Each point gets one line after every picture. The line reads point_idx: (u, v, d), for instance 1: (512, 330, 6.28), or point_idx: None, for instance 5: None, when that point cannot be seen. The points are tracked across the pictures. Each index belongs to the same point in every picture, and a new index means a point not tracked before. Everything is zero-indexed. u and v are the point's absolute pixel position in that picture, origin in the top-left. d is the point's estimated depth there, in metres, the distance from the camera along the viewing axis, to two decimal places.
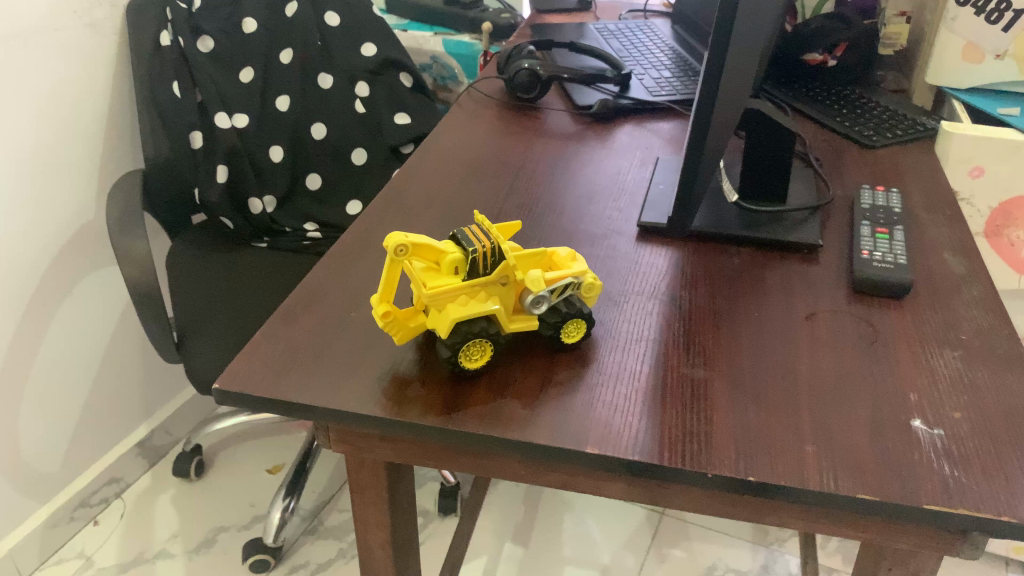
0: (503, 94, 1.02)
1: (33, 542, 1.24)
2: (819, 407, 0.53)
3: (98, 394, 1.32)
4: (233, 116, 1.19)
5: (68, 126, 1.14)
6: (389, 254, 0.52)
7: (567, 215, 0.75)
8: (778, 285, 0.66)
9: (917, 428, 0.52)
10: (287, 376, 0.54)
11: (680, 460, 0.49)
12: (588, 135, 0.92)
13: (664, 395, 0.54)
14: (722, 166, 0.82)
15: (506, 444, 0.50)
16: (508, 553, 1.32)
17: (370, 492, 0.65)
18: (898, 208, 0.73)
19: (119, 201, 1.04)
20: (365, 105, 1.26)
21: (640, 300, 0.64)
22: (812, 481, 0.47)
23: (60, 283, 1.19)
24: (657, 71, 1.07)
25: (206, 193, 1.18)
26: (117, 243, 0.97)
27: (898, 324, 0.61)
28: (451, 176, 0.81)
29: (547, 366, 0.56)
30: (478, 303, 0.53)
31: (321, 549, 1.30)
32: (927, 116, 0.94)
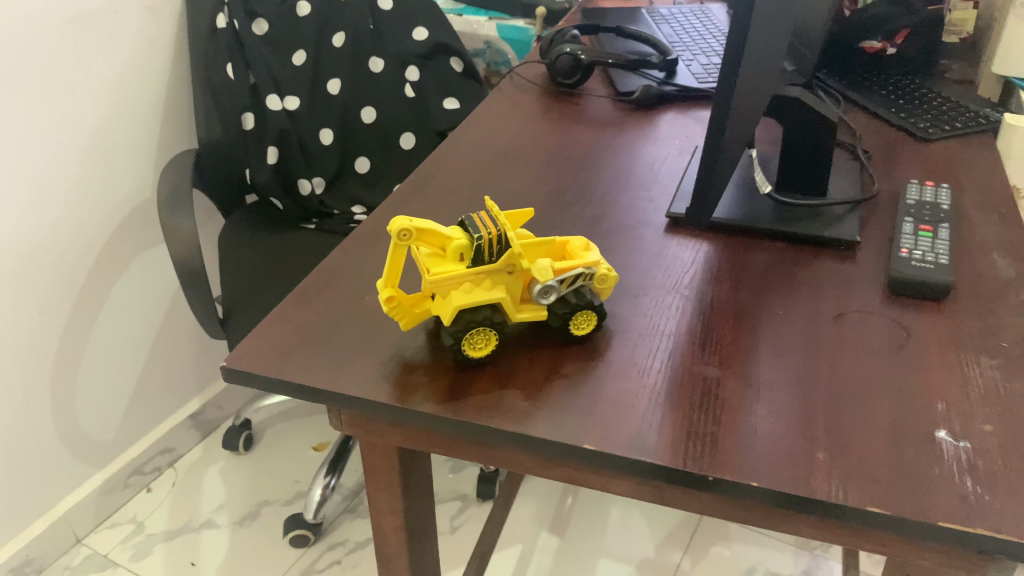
0: (545, 79, 1.00)
1: (89, 506, 1.29)
2: (837, 411, 0.50)
3: (152, 368, 1.37)
4: (285, 98, 1.18)
5: (127, 107, 1.17)
6: (392, 239, 0.51)
7: (595, 204, 0.74)
8: (808, 281, 0.63)
9: (942, 440, 0.48)
10: (293, 357, 0.54)
11: (681, 461, 0.47)
12: (628, 122, 0.90)
13: (674, 392, 0.52)
14: (754, 158, 0.78)
15: (503, 436, 0.50)
16: (543, 542, 1.30)
17: (382, 477, 0.65)
18: (946, 204, 0.69)
19: (170, 180, 1.07)
20: (415, 89, 1.25)
21: (660, 294, 0.62)
22: (819, 492, 0.45)
23: (117, 259, 1.22)
24: (706, 57, 1.04)
25: (256, 173, 1.20)
26: (165, 221, 0.99)
27: (932, 329, 0.57)
28: (481, 162, 0.80)
29: (555, 358, 0.55)
30: (484, 291, 0.52)
31: (360, 528, 1.32)
32: (992, 109, 0.89)
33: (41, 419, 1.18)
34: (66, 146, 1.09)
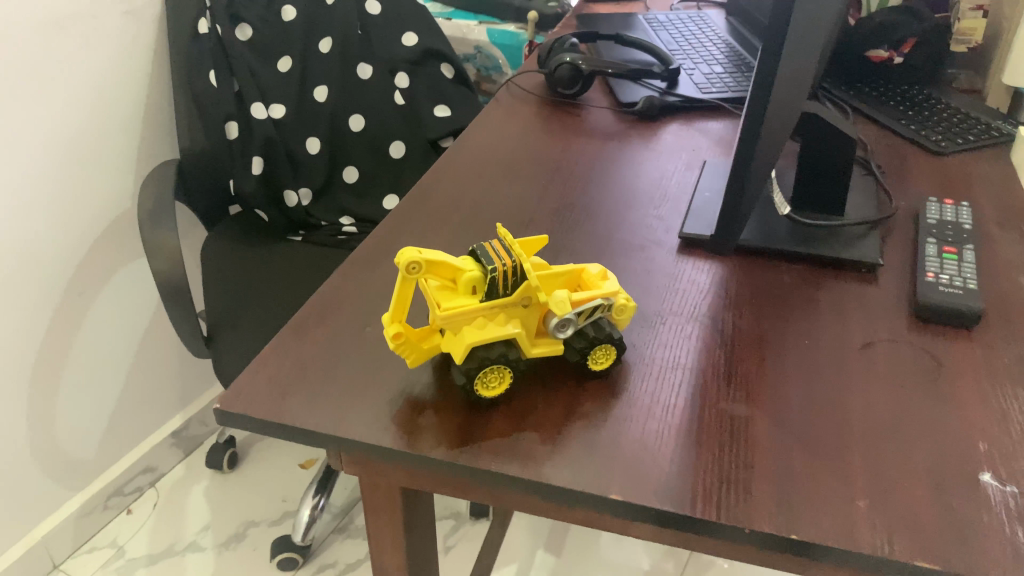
0: (543, 89, 0.97)
1: (67, 530, 1.24)
2: (874, 452, 0.48)
3: (134, 383, 1.32)
4: (270, 106, 1.14)
5: (105, 114, 1.12)
6: (401, 272, 0.47)
7: (604, 223, 0.70)
8: (831, 307, 0.60)
9: (986, 483, 0.46)
10: (293, 396, 0.51)
11: (714, 511, 0.44)
12: (632, 134, 0.87)
13: (700, 433, 0.49)
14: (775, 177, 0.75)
15: (522, 484, 0.46)
16: (540, 561, 1.26)
17: (384, 515, 0.61)
18: (968, 223, 0.66)
19: (151, 191, 1.02)
20: (405, 96, 1.20)
21: (677, 322, 0.59)
22: (864, 544, 0.42)
23: (95, 274, 1.18)
24: (708, 66, 1.01)
25: (241, 184, 1.14)
26: (147, 236, 0.94)
27: (965, 358, 0.55)
28: (482, 177, 0.77)
29: (572, 395, 0.51)
30: (497, 326, 0.49)
31: (351, 548, 1.28)
32: (1004, 120, 0.86)
33: (16, 441, 1.13)
34: (42, 156, 1.04)
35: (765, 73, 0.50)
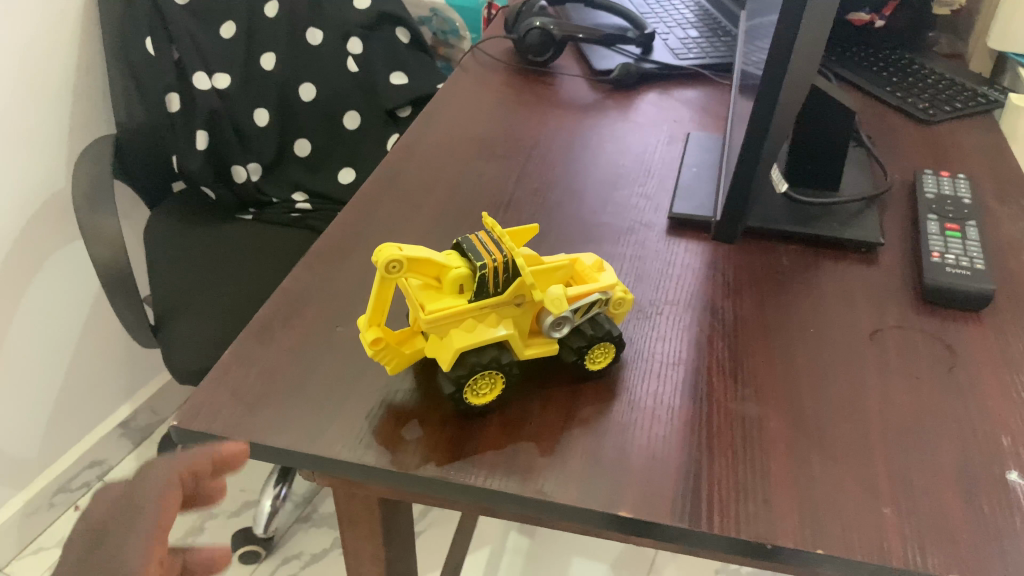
0: (511, 55, 0.92)
1: (10, 533, 1.17)
2: (896, 452, 0.44)
3: (76, 374, 1.24)
4: (213, 76, 1.05)
5: (32, 87, 1.03)
6: (378, 272, 0.42)
7: (588, 204, 0.66)
8: (834, 292, 0.57)
9: (1014, 482, 0.43)
10: (261, 412, 0.45)
11: (733, 526, 0.40)
12: (608, 105, 0.82)
13: (710, 436, 0.45)
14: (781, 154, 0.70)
15: (524, 503, 0.42)
16: (513, 545, 1.21)
17: (362, 527, 0.56)
18: (968, 198, 0.64)
19: (87, 170, 0.94)
20: (359, 63, 1.10)
21: (674, 312, 0.55)
22: (894, 556, 0.39)
23: (30, 260, 1.09)
24: (682, 30, 0.97)
25: (185, 161, 1.05)
26: (84, 220, 0.86)
27: (978, 345, 0.52)
28: (455, 156, 0.72)
29: (570, 399, 0.47)
30: (487, 328, 0.44)
31: (316, 538, 1.23)
32: (990, 86, 0.84)
33: None
34: None
35: (781, 44, 0.46)
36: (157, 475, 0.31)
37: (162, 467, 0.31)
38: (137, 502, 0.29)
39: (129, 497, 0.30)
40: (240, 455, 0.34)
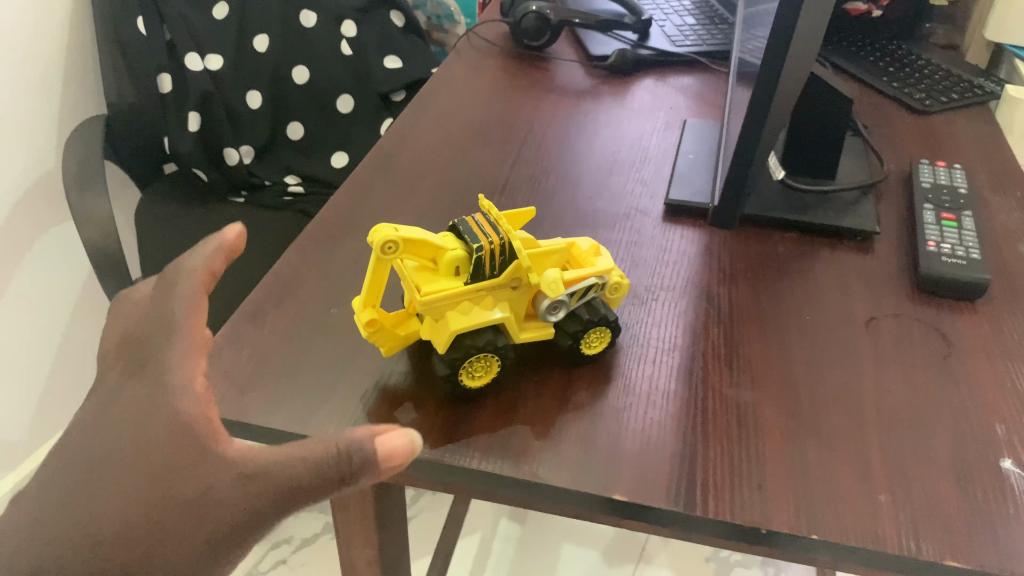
0: (506, 40, 0.91)
1: None
2: (892, 439, 0.44)
3: (65, 357, 1.23)
4: (206, 57, 1.04)
5: (20, 66, 1.01)
6: (374, 252, 0.42)
7: (584, 189, 0.66)
8: (829, 280, 0.57)
9: (1008, 470, 0.43)
10: (254, 393, 0.45)
11: (728, 511, 0.40)
12: (604, 91, 0.82)
13: (705, 422, 0.45)
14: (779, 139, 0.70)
15: (518, 485, 0.41)
16: (503, 530, 1.21)
17: (353, 510, 0.55)
18: (964, 187, 0.64)
19: (76, 151, 0.92)
20: (353, 46, 1.09)
21: (669, 298, 0.55)
22: (890, 542, 0.39)
23: (19, 241, 1.07)
24: (678, 17, 0.96)
25: (177, 143, 1.04)
26: (73, 202, 0.85)
27: (973, 335, 0.52)
28: (449, 140, 0.71)
29: (566, 383, 0.47)
30: (483, 310, 0.44)
31: (306, 522, 1.19)
32: (986, 77, 0.84)
33: None
34: None
35: (782, 30, 0.45)
36: (184, 287, 0.37)
37: (185, 280, 0.38)
38: (169, 317, 0.36)
39: (161, 314, 0.37)
40: (240, 237, 0.41)
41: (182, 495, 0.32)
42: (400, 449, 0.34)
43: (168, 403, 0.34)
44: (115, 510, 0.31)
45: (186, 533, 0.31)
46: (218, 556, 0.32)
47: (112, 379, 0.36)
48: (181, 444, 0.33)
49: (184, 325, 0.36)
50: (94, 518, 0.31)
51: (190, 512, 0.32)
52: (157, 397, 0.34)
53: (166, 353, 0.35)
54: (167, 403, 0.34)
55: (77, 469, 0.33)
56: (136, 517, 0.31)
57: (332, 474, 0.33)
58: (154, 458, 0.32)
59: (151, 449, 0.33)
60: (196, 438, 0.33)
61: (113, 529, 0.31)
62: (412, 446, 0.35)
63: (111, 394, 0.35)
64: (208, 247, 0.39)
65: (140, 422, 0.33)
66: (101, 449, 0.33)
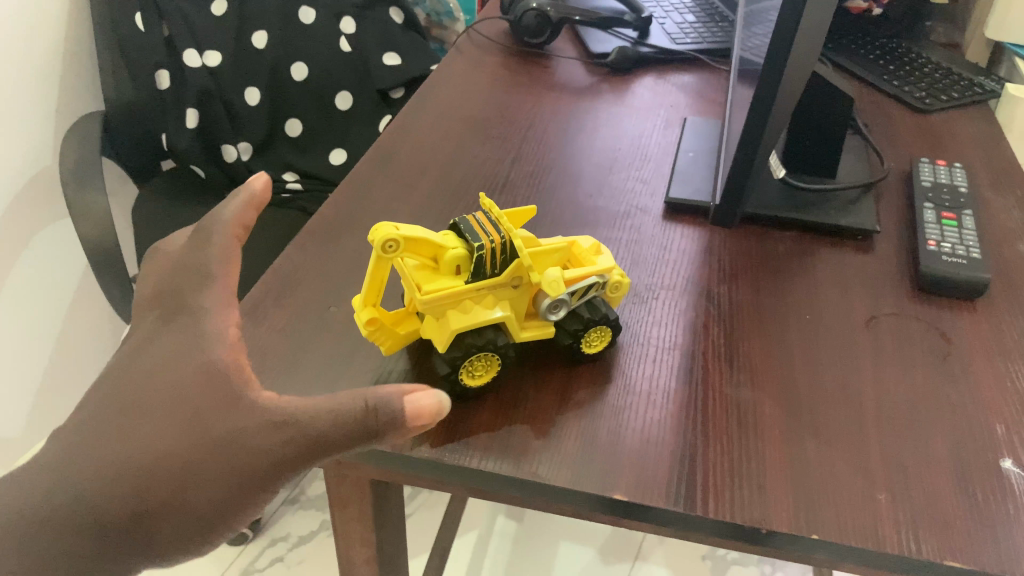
0: (506, 37, 0.91)
1: None
2: (892, 439, 0.44)
3: (62, 353, 1.23)
4: (204, 53, 1.04)
5: (18, 61, 1.01)
6: (375, 251, 0.41)
7: (584, 187, 0.66)
8: (830, 279, 0.57)
9: (1008, 470, 0.43)
10: None
11: (728, 511, 0.40)
12: (604, 88, 0.82)
13: (705, 421, 0.45)
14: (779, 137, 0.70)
15: (517, 484, 0.41)
16: (501, 528, 1.21)
17: (352, 508, 0.55)
18: (964, 186, 0.64)
19: (74, 147, 0.92)
20: (352, 43, 1.08)
21: (669, 297, 0.54)
22: (889, 542, 0.39)
23: (16, 237, 1.07)
24: (679, 14, 0.96)
25: (175, 140, 1.04)
26: (70, 198, 0.85)
27: (973, 334, 0.52)
28: (449, 137, 0.71)
29: (565, 381, 0.47)
30: (484, 309, 0.44)
31: (304, 520, 1.19)
32: (986, 76, 0.84)
33: None
34: None
35: (785, 28, 0.45)
36: (218, 239, 0.39)
37: (219, 232, 0.39)
38: (205, 269, 0.38)
39: (197, 264, 0.38)
40: (268, 187, 0.42)
41: (212, 437, 0.32)
42: (429, 410, 0.34)
43: (202, 350, 0.35)
44: (149, 447, 0.33)
45: (215, 473, 0.32)
46: (250, 494, 0.33)
47: (148, 326, 0.37)
48: (214, 389, 0.34)
49: (218, 274, 0.38)
50: (129, 453, 0.33)
51: (219, 455, 0.32)
52: (192, 344, 0.35)
53: (201, 301, 0.37)
54: (202, 350, 0.35)
55: (114, 406, 0.34)
56: (168, 454, 0.32)
57: (362, 430, 0.33)
58: (186, 402, 0.33)
59: (184, 392, 0.34)
60: (228, 385, 0.34)
61: (146, 467, 0.32)
62: (441, 408, 0.35)
63: (148, 338, 0.36)
64: (238, 203, 0.41)
65: (174, 365, 0.35)
66: (136, 389, 0.34)
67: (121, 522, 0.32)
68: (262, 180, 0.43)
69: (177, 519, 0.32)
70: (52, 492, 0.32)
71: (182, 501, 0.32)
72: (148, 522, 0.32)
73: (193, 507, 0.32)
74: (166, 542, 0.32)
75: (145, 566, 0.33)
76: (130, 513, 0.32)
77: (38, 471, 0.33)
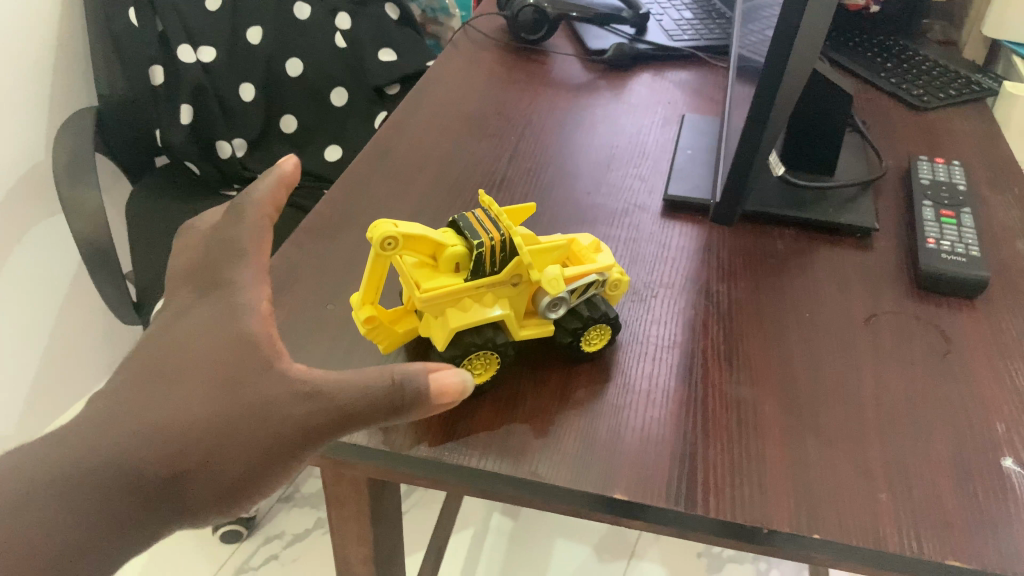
0: (503, 33, 0.90)
1: None
2: (892, 437, 0.44)
3: (54, 351, 1.22)
4: (198, 49, 1.02)
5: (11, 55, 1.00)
6: (374, 248, 0.41)
7: (582, 184, 0.65)
8: (829, 277, 0.57)
9: (1009, 469, 0.43)
10: None
11: (728, 510, 0.40)
12: (601, 85, 0.81)
13: (705, 420, 0.45)
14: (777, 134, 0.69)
15: (517, 484, 0.41)
16: (497, 525, 1.20)
17: (350, 508, 0.55)
18: (962, 184, 0.64)
19: (67, 143, 0.91)
20: (347, 39, 1.09)
21: (669, 295, 0.54)
22: (890, 541, 0.39)
23: (8, 234, 1.06)
24: (676, 11, 0.96)
25: (168, 136, 1.02)
26: (64, 195, 0.84)
27: (973, 332, 0.52)
28: (447, 133, 0.70)
29: (565, 380, 0.47)
30: (483, 307, 0.44)
31: (299, 517, 1.18)
32: (983, 73, 0.84)
33: None
34: None
35: (788, 25, 0.45)
36: (251, 216, 0.38)
37: (252, 209, 0.38)
38: (238, 245, 0.37)
39: (231, 239, 0.37)
40: (297, 168, 0.41)
41: (245, 404, 0.33)
42: (453, 388, 0.35)
43: (234, 321, 0.35)
44: (184, 413, 0.33)
45: (249, 438, 0.33)
46: (282, 459, 0.33)
47: (183, 298, 0.37)
48: (248, 357, 0.34)
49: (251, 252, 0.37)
50: (165, 418, 0.32)
51: (252, 421, 0.33)
52: (225, 316, 0.35)
53: (234, 275, 0.37)
54: (233, 321, 0.35)
55: (146, 373, 0.34)
56: (204, 420, 0.33)
57: (389, 404, 0.34)
58: (221, 370, 0.33)
59: (218, 360, 0.34)
60: (261, 354, 0.34)
61: (181, 430, 0.32)
62: (464, 387, 0.36)
63: (180, 310, 0.36)
64: (270, 179, 0.39)
65: (205, 335, 0.35)
66: (170, 356, 0.34)
67: (157, 485, 0.32)
68: (292, 156, 0.42)
69: (209, 482, 0.33)
70: (90, 453, 0.31)
71: (217, 465, 0.32)
72: (181, 484, 0.32)
73: (226, 470, 0.33)
74: (203, 502, 0.33)
75: (174, 527, 0.33)
76: (168, 474, 0.32)
77: (72, 435, 0.32)
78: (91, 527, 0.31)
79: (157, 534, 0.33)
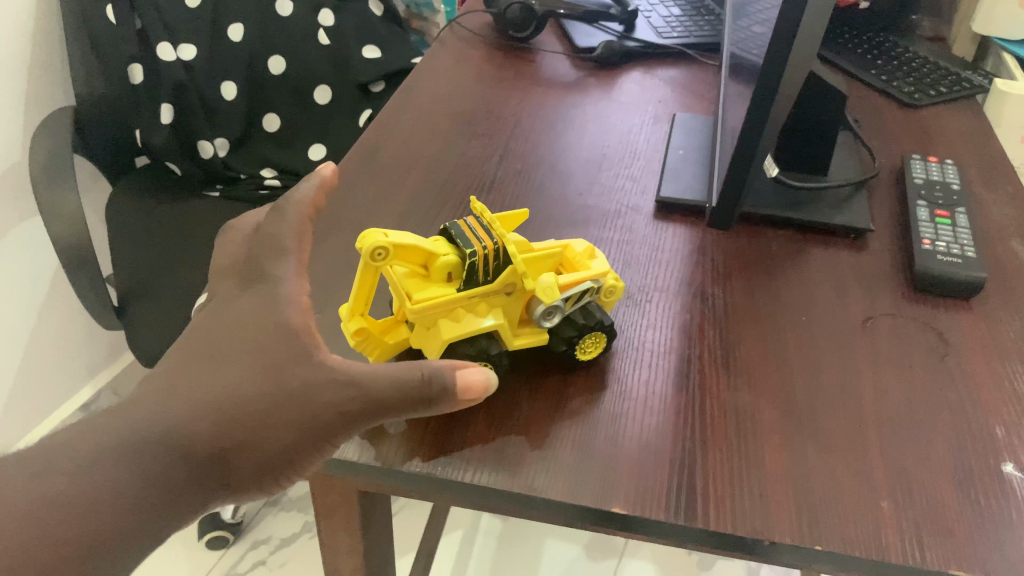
0: (490, 30, 0.89)
1: None
2: (892, 443, 0.44)
3: (32, 357, 1.19)
4: (179, 47, 1.00)
5: None
6: (363, 259, 0.40)
7: (574, 184, 0.64)
8: (824, 279, 0.56)
9: (1010, 474, 0.42)
10: None
11: (728, 521, 0.39)
12: (591, 83, 0.80)
13: (704, 428, 0.44)
14: None
15: (513, 499, 0.40)
16: (486, 527, 1.19)
17: (339, 518, 0.54)
18: (956, 183, 0.63)
19: (45, 143, 0.89)
20: (330, 35, 1.07)
21: (664, 299, 0.53)
22: (893, 551, 0.38)
23: None
24: (665, 7, 0.95)
25: (149, 136, 1.00)
26: (41, 196, 0.82)
27: (970, 333, 0.51)
28: (436, 133, 0.69)
29: (560, 389, 0.46)
30: (476, 317, 0.43)
31: (286, 521, 1.17)
32: (974, 70, 0.83)
33: None
34: None
35: (787, 23, 0.44)
36: (292, 214, 0.40)
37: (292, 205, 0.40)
38: (282, 241, 0.39)
39: (274, 235, 0.39)
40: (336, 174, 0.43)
41: (287, 387, 0.34)
42: (477, 385, 0.36)
43: (276, 311, 0.36)
44: (231, 391, 0.34)
45: (288, 419, 0.34)
46: (317, 444, 0.34)
47: (226, 289, 0.38)
48: (290, 343, 0.35)
49: (295, 249, 0.38)
50: (213, 392, 0.33)
51: (293, 404, 0.34)
52: (269, 306, 0.36)
53: (277, 270, 0.38)
54: (276, 311, 0.36)
55: (193, 355, 0.35)
56: (250, 399, 0.34)
57: (416, 397, 0.35)
58: (265, 353, 0.35)
59: (262, 346, 0.35)
60: (301, 343, 0.35)
61: (223, 405, 0.33)
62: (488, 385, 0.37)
63: (226, 300, 0.38)
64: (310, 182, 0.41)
65: (246, 322, 0.36)
66: (216, 339, 0.36)
67: (204, 456, 0.33)
68: (331, 164, 0.44)
69: (251, 459, 0.34)
70: (143, 425, 0.32)
71: (258, 443, 0.33)
72: (224, 460, 0.33)
73: (266, 450, 0.34)
74: (247, 478, 0.34)
75: (215, 503, 0.34)
76: (215, 449, 0.33)
77: (127, 410, 0.33)
78: (138, 493, 0.31)
79: (202, 506, 0.33)
